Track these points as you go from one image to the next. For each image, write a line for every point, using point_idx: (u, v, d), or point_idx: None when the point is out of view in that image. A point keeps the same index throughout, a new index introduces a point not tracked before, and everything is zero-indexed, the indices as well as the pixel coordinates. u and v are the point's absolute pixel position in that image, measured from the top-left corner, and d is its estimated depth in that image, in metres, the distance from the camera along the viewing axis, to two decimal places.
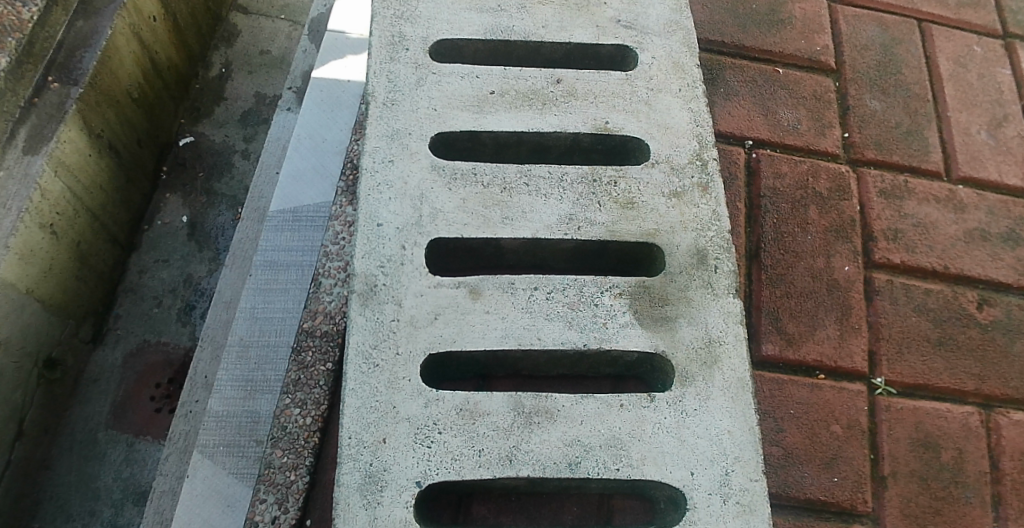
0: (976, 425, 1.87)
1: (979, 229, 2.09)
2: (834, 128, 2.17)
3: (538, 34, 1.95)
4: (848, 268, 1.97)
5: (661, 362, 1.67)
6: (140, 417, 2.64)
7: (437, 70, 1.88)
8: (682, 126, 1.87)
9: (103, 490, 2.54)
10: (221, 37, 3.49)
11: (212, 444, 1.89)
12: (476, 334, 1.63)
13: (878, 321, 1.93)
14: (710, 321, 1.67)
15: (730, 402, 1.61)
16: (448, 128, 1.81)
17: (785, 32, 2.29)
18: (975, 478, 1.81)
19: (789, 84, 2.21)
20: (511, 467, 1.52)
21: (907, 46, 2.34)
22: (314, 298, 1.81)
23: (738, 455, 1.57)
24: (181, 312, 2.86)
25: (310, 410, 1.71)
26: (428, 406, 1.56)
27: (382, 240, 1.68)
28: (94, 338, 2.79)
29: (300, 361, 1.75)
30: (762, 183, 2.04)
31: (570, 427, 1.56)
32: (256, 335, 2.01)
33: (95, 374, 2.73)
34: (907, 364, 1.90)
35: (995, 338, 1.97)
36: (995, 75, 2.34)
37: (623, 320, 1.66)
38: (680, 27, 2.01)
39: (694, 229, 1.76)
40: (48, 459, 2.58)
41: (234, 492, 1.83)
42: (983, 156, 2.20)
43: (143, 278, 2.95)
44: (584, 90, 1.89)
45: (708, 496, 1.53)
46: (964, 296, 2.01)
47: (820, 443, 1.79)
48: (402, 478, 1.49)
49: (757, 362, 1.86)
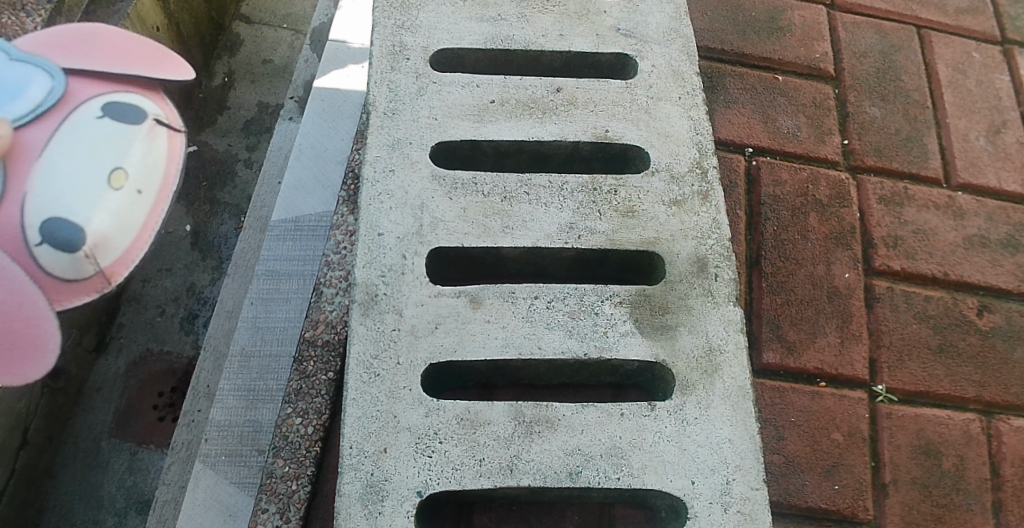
0: (977, 432, 1.87)
1: (978, 235, 2.09)
2: (833, 135, 2.17)
3: (538, 42, 1.96)
4: (848, 275, 1.97)
5: (661, 371, 1.68)
6: (143, 426, 2.64)
7: (437, 80, 1.88)
8: (682, 135, 1.87)
9: (107, 498, 2.54)
10: (223, 47, 3.50)
11: (213, 454, 1.88)
12: (476, 343, 1.63)
13: (879, 329, 1.94)
14: (710, 329, 1.68)
15: (731, 410, 1.61)
16: (449, 137, 1.82)
17: (784, 39, 2.30)
18: (977, 485, 1.81)
19: (789, 91, 2.22)
20: (512, 477, 1.53)
21: (906, 53, 2.34)
22: (315, 307, 1.82)
23: (739, 463, 1.57)
24: (184, 320, 2.87)
25: (311, 420, 1.72)
26: (429, 416, 1.56)
27: (383, 249, 1.69)
28: (98, 347, 2.77)
29: (301, 371, 1.76)
30: (762, 190, 2.05)
31: (571, 436, 1.57)
32: (257, 345, 2.01)
33: (98, 384, 2.71)
34: (907, 371, 1.90)
35: (995, 345, 1.97)
36: (994, 81, 2.35)
37: (623, 329, 1.66)
38: (679, 35, 2.01)
39: (694, 237, 1.76)
40: (52, 467, 2.57)
41: (236, 502, 1.82)
42: (983, 162, 2.20)
43: (145, 287, 2.94)
44: (584, 99, 1.90)
45: (709, 505, 1.53)
46: (964, 303, 2.01)
47: (821, 451, 1.79)
48: (403, 488, 1.50)
49: (758, 370, 1.86)
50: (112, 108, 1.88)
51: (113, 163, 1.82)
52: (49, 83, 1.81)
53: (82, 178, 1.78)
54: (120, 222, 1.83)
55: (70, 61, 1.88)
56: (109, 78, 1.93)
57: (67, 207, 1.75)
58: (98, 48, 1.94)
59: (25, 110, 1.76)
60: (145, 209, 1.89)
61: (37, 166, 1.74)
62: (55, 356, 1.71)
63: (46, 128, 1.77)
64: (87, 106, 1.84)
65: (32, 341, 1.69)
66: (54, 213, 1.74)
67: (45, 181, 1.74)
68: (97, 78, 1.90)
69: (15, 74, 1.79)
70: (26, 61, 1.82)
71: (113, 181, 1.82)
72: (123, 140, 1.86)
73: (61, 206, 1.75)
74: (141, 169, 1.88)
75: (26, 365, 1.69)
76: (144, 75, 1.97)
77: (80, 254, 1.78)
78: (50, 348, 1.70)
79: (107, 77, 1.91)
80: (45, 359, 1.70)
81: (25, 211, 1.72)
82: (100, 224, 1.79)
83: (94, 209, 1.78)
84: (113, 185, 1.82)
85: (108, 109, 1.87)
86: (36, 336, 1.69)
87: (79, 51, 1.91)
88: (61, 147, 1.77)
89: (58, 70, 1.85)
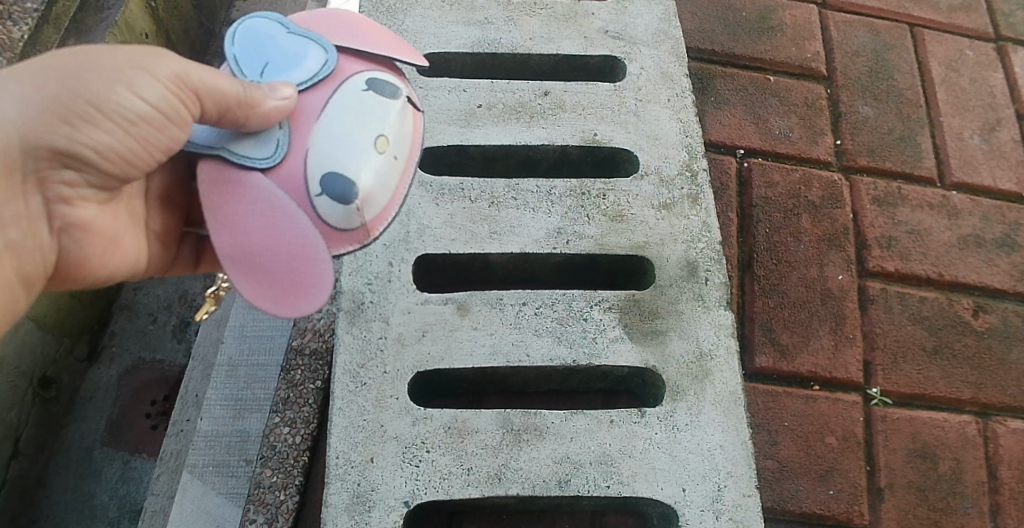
0: (973, 434, 1.85)
1: (974, 235, 2.07)
2: (825, 135, 2.15)
3: (525, 46, 1.94)
4: (842, 277, 1.95)
5: (652, 377, 1.66)
6: (136, 434, 2.49)
7: (424, 85, 1.87)
8: (671, 137, 1.86)
9: (100, 508, 2.40)
10: None
11: (201, 464, 1.84)
12: (464, 351, 1.61)
13: (873, 331, 1.91)
14: (701, 334, 1.66)
15: (722, 416, 1.60)
16: (436, 143, 1.80)
17: (775, 39, 2.28)
18: (974, 488, 1.79)
19: (781, 92, 2.20)
20: (499, 486, 1.51)
21: (899, 51, 2.33)
22: (303, 315, 1.80)
23: (731, 470, 1.55)
24: (176, 329, 2.67)
25: (299, 429, 1.70)
26: (416, 425, 1.54)
27: (369, 257, 1.68)
28: (90, 356, 2.61)
29: (289, 380, 1.74)
30: (754, 192, 2.03)
31: (559, 445, 1.55)
32: (245, 354, 1.96)
33: (90, 392, 2.57)
34: (902, 374, 1.88)
35: (992, 346, 1.95)
36: (988, 79, 2.33)
37: (612, 335, 1.64)
38: (668, 37, 2.00)
39: (684, 241, 1.75)
40: (45, 477, 2.44)
41: (224, 513, 1.79)
42: (977, 161, 2.18)
43: (138, 294, 2.74)
44: (572, 102, 1.88)
45: (700, 513, 1.52)
46: (959, 303, 1.99)
47: (815, 456, 1.77)
48: (390, 498, 1.48)
49: (750, 374, 1.84)
50: (378, 78, 1.18)
51: (373, 125, 1.13)
52: (322, 49, 1.16)
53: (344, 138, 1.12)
54: (382, 189, 1.15)
55: (346, 32, 1.21)
56: (385, 60, 1.24)
57: (326, 162, 1.11)
58: (369, 25, 1.25)
59: (296, 80, 1.14)
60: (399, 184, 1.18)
61: (311, 133, 1.12)
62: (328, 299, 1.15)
63: (321, 93, 1.14)
64: (356, 75, 1.17)
65: (304, 280, 1.14)
66: (330, 171, 1.11)
67: (318, 136, 1.12)
68: (368, 57, 1.21)
69: (291, 41, 1.17)
70: (298, 27, 1.19)
71: (372, 141, 1.13)
72: (388, 110, 1.15)
73: (335, 165, 1.11)
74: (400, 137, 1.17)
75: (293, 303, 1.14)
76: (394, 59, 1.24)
77: (347, 211, 1.13)
78: (322, 286, 1.14)
79: (382, 51, 1.22)
80: (312, 299, 1.15)
81: (308, 169, 1.11)
82: (365, 184, 1.13)
83: (350, 160, 1.11)
84: (374, 144, 1.13)
85: (371, 80, 1.17)
86: (307, 273, 1.13)
87: (352, 24, 1.23)
88: (333, 112, 1.13)
89: (332, 40, 1.19)
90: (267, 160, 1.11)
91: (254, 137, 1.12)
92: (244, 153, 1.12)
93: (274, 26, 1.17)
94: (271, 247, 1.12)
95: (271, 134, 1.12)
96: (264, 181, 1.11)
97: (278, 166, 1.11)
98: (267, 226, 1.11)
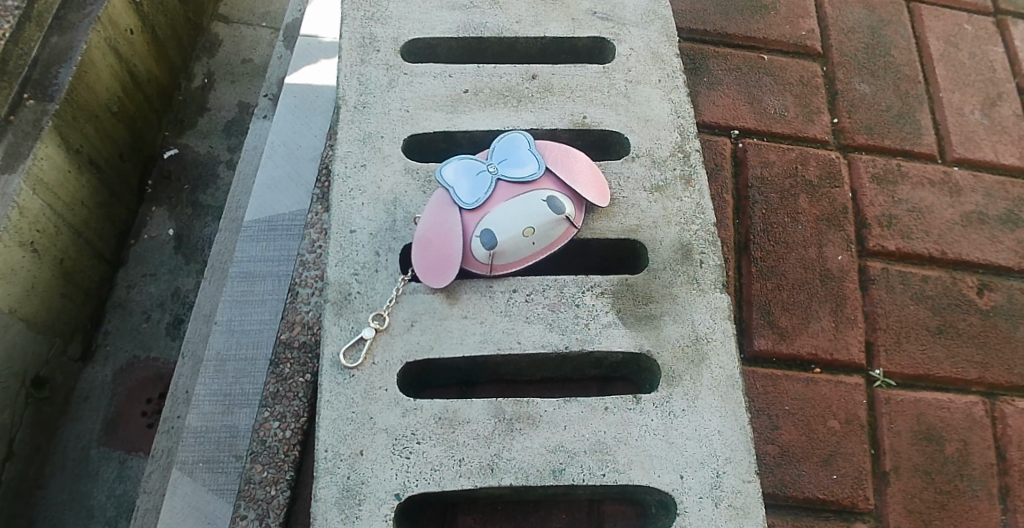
0: (980, 415, 1.80)
1: (977, 211, 2.03)
2: (822, 113, 2.11)
3: (512, 29, 1.91)
4: (842, 257, 1.91)
5: (647, 362, 1.62)
6: (131, 433, 2.45)
7: (409, 71, 1.83)
8: (663, 118, 1.82)
9: (97, 508, 2.36)
10: (203, 47, 3.17)
11: (190, 461, 1.82)
12: (454, 340, 1.57)
13: (875, 312, 1.87)
14: (697, 318, 1.62)
15: (719, 401, 1.56)
16: (422, 129, 1.77)
17: (769, 17, 2.24)
18: (982, 471, 1.74)
19: (775, 71, 2.15)
20: (493, 476, 1.47)
21: (896, 27, 2.29)
22: (291, 308, 1.76)
23: (729, 455, 1.51)
24: (170, 326, 2.65)
25: (290, 423, 1.67)
26: (406, 416, 1.51)
27: (356, 246, 1.64)
28: (84, 356, 2.59)
29: (278, 373, 1.70)
30: (750, 172, 1.98)
31: (553, 433, 1.51)
32: (232, 349, 1.93)
33: (86, 393, 2.52)
34: (906, 355, 1.83)
35: (997, 324, 1.90)
36: (987, 53, 2.29)
37: (605, 320, 1.60)
38: (658, 17, 1.96)
39: (678, 223, 1.71)
40: (41, 478, 2.40)
41: (214, 510, 1.77)
42: (979, 136, 2.13)
43: (131, 293, 2.72)
44: (561, 85, 1.84)
45: (699, 500, 1.47)
46: (964, 281, 1.94)
47: (818, 440, 1.72)
48: (381, 491, 1.45)
49: (749, 358, 1.79)
50: (559, 200, 1.56)
51: (532, 220, 1.54)
52: (536, 166, 1.58)
53: (513, 216, 1.54)
54: (514, 253, 1.56)
55: (562, 162, 1.61)
56: (574, 196, 1.62)
57: (494, 222, 1.54)
58: (588, 168, 1.64)
59: (514, 175, 1.57)
60: (526, 260, 1.59)
61: (495, 205, 1.55)
62: (436, 285, 1.56)
63: (515, 189, 1.57)
64: (550, 191, 1.58)
65: (434, 266, 1.55)
66: (489, 228, 1.54)
67: (502, 209, 1.55)
68: (562, 184, 1.60)
69: (527, 150, 1.60)
70: (536, 149, 1.61)
71: (524, 229, 1.54)
72: (553, 219, 1.55)
73: (492, 227, 1.54)
74: (549, 232, 1.57)
75: (426, 278, 1.55)
76: (579, 192, 1.61)
77: (483, 252, 1.55)
78: (440, 274, 1.55)
79: (581, 189, 1.61)
80: (433, 280, 1.55)
81: (479, 223, 1.55)
82: (508, 245, 1.55)
83: (509, 233, 1.54)
84: (526, 230, 1.54)
85: (553, 198, 1.56)
86: (437, 264, 1.55)
87: (578, 163, 1.63)
88: (516, 201, 1.55)
89: (546, 162, 1.60)
90: (467, 202, 1.56)
91: (469, 184, 1.57)
92: (457, 189, 1.57)
93: (523, 138, 1.61)
94: (433, 240, 1.55)
95: (479, 190, 1.56)
96: (457, 212, 1.56)
97: (471, 209, 1.55)
98: (438, 233, 1.55)
